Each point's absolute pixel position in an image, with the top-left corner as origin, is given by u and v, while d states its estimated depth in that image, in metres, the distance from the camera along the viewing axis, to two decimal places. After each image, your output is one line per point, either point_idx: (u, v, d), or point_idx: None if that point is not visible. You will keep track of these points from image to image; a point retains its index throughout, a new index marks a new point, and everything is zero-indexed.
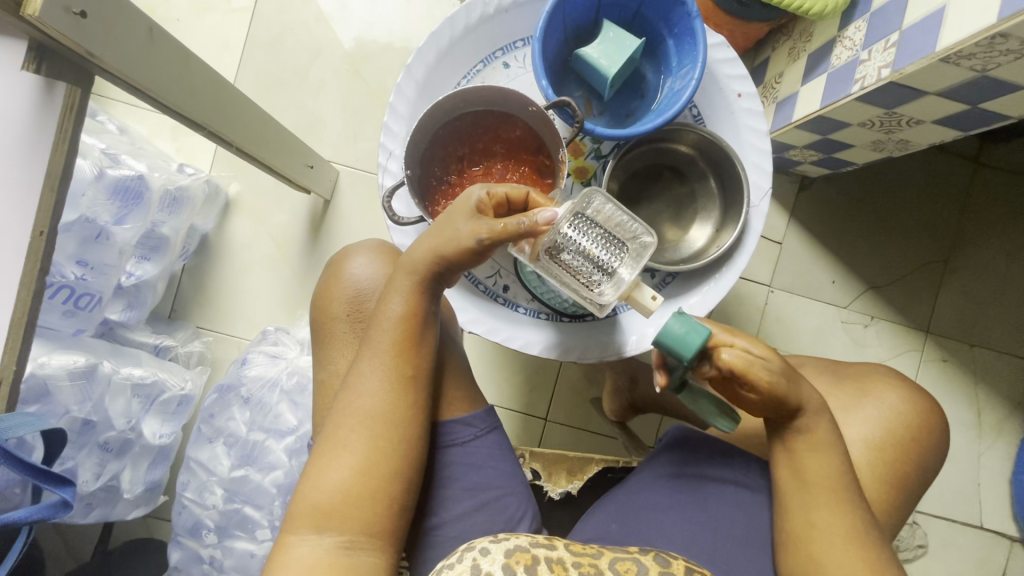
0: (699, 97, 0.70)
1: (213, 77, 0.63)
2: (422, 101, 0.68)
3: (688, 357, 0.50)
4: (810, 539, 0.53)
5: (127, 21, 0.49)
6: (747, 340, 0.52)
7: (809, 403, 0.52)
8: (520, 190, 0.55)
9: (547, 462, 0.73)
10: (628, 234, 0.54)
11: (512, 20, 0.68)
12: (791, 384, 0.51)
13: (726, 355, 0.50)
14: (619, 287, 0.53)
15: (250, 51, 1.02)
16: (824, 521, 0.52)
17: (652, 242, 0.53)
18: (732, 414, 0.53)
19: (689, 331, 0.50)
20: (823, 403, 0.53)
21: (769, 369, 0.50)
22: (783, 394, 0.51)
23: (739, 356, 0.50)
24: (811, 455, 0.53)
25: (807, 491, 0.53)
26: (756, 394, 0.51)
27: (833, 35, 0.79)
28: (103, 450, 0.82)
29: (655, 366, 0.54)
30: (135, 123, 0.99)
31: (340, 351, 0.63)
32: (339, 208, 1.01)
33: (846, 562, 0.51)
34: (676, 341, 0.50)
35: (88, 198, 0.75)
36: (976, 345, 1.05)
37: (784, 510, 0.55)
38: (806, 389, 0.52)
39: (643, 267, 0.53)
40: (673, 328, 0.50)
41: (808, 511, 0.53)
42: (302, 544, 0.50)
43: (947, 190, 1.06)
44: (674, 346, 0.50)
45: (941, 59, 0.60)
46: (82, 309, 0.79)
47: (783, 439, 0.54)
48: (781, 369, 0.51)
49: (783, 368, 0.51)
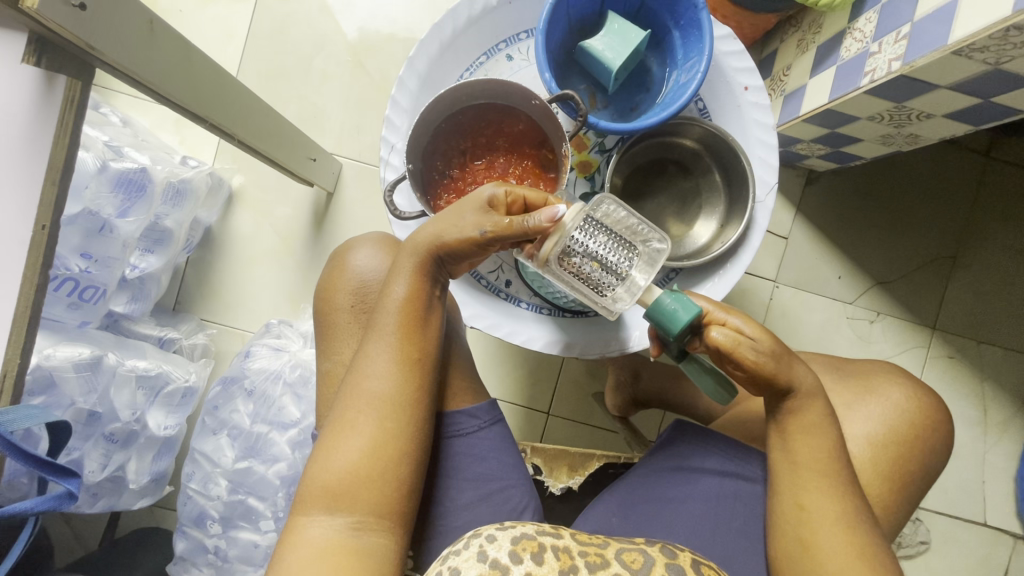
0: (705, 91, 0.69)
1: (215, 68, 0.63)
2: (425, 94, 0.68)
3: (676, 332, 0.51)
4: (798, 523, 0.53)
5: (126, 12, 0.48)
6: (740, 320, 0.52)
7: (803, 384, 0.52)
8: (540, 194, 0.55)
9: (548, 457, 0.73)
10: (637, 237, 0.54)
11: (515, 11, 0.67)
12: (781, 364, 0.51)
13: (716, 334, 0.51)
14: (635, 292, 0.52)
15: (253, 43, 1.01)
16: (813, 503, 0.52)
17: (665, 248, 0.53)
18: (728, 389, 0.52)
19: (681, 307, 0.50)
20: (817, 384, 0.53)
21: (757, 351, 0.50)
22: (772, 372, 0.51)
23: (728, 336, 0.50)
24: (805, 442, 0.53)
25: (797, 476, 0.53)
26: (742, 371, 0.52)
27: (842, 28, 0.77)
28: (108, 441, 0.83)
29: (651, 337, 0.55)
30: (138, 115, 0.99)
31: (344, 339, 0.63)
32: (341, 201, 1.00)
33: (839, 546, 0.51)
34: (665, 316, 0.51)
35: (91, 190, 0.74)
36: (983, 341, 1.04)
37: (774, 494, 0.55)
38: (798, 369, 0.52)
39: (658, 272, 0.53)
40: (662, 303, 0.51)
41: (797, 494, 0.53)
42: (313, 525, 0.51)
43: (958, 185, 1.04)
44: (664, 322, 0.51)
45: (954, 52, 0.59)
46: (86, 301, 0.80)
47: (776, 425, 0.55)
48: (771, 351, 0.51)
49: (774, 349, 0.51)
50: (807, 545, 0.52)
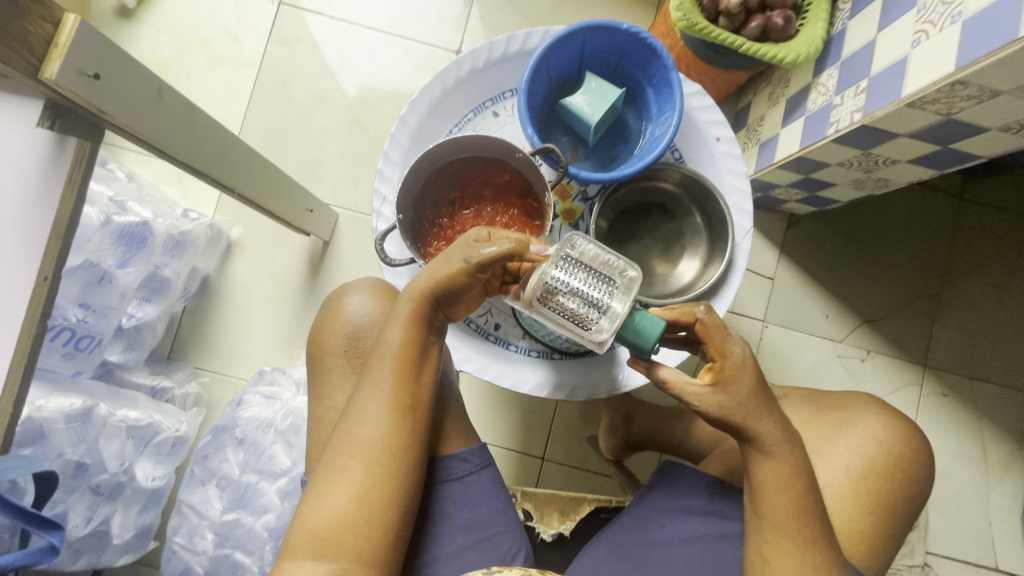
0: (679, 141, 0.73)
1: (218, 130, 0.66)
2: (415, 148, 0.72)
3: (649, 348, 0.49)
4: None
5: (137, 80, 0.52)
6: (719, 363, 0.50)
7: (772, 437, 0.50)
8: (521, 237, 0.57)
9: (539, 501, 0.70)
10: (613, 270, 0.51)
11: (500, 72, 0.72)
12: (738, 412, 0.50)
13: (664, 375, 0.51)
14: (614, 322, 0.49)
15: (257, 102, 1.07)
16: (779, 554, 0.51)
17: (639, 274, 0.49)
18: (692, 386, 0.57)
19: (646, 323, 0.49)
20: (788, 438, 0.51)
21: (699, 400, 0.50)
22: (723, 416, 0.50)
23: (669, 379, 0.51)
24: (775, 496, 0.50)
25: (772, 530, 0.51)
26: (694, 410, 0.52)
27: (808, 82, 0.83)
28: (94, 493, 0.81)
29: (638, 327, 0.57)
30: (145, 171, 1.03)
31: (336, 384, 0.64)
32: (338, 249, 1.03)
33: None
34: (636, 335, 0.49)
35: (93, 244, 0.76)
36: (975, 378, 1.05)
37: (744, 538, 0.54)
38: (763, 427, 0.50)
39: (633, 301, 0.49)
40: (632, 323, 0.49)
41: (768, 538, 0.51)
42: (299, 571, 0.50)
43: (935, 226, 1.08)
44: (634, 339, 0.50)
45: (907, 104, 0.63)
46: (82, 350, 0.81)
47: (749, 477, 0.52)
48: (718, 406, 0.50)
49: (722, 407, 0.50)
50: None
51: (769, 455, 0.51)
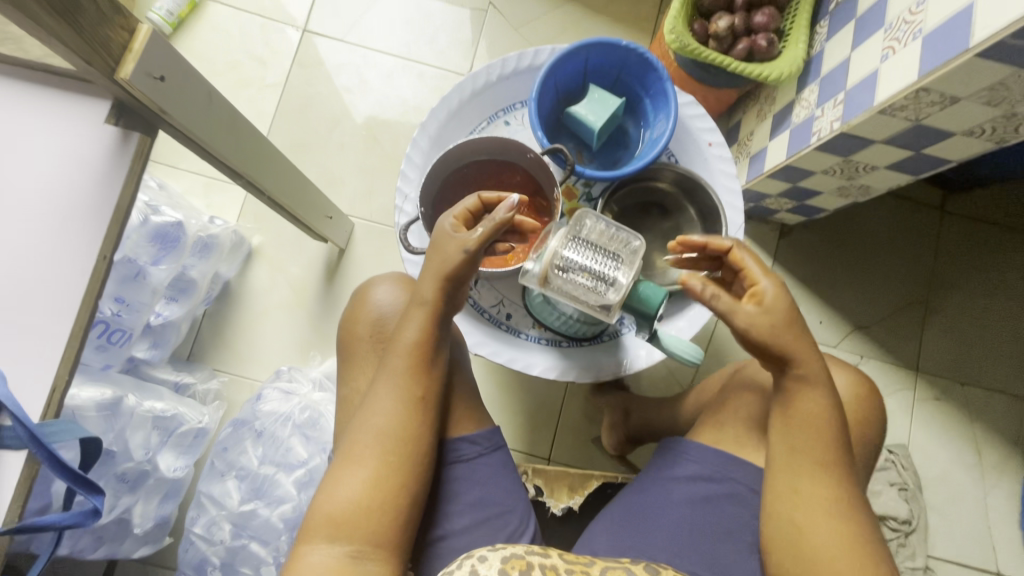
0: (675, 146, 0.79)
1: (256, 136, 0.73)
2: (434, 152, 0.78)
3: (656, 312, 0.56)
4: (791, 504, 0.55)
5: (194, 85, 0.59)
6: (764, 284, 0.56)
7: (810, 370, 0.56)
8: (473, 197, 0.62)
9: (549, 478, 0.73)
10: (617, 244, 0.57)
11: (511, 85, 0.79)
12: (786, 337, 0.54)
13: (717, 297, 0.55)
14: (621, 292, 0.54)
15: (280, 121, 1.15)
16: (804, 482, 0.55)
17: (642, 243, 0.56)
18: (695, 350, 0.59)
19: (649, 291, 0.57)
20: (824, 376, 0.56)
21: (752, 319, 0.55)
22: (774, 335, 0.54)
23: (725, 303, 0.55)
24: (804, 423, 0.56)
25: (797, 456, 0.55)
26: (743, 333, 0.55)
27: (792, 98, 0.90)
28: (119, 481, 0.84)
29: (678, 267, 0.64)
30: (173, 182, 1.10)
31: (362, 367, 0.69)
32: (353, 256, 1.09)
33: (832, 538, 0.53)
34: (644, 301, 0.57)
35: (132, 241, 0.83)
36: (966, 382, 1.09)
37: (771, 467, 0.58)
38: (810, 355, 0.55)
39: (637, 269, 0.56)
40: (641, 291, 0.57)
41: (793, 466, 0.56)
42: (315, 553, 0.54)
43: (920, 236, 1.14)
44: (642, 306, 0.57)
45: (879, 111, 0.70)
46: (113, 343, 0.86)
47: (784, 407, 0.57)
48: (771, 323, 0.54)
49: (773, 323, 0.55)
50: (806, 514, 0.54)
51: (810, 385, 0.56)
